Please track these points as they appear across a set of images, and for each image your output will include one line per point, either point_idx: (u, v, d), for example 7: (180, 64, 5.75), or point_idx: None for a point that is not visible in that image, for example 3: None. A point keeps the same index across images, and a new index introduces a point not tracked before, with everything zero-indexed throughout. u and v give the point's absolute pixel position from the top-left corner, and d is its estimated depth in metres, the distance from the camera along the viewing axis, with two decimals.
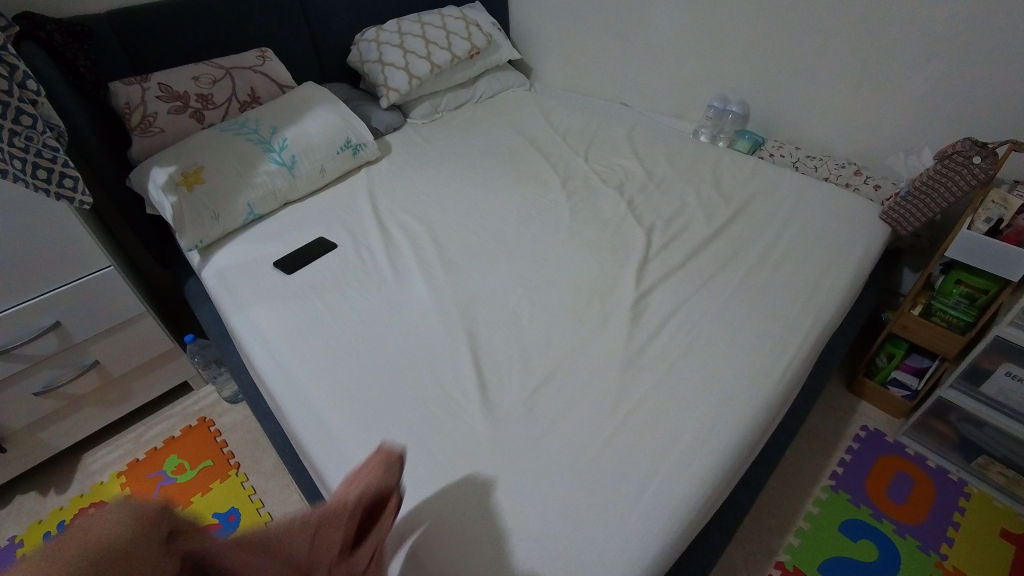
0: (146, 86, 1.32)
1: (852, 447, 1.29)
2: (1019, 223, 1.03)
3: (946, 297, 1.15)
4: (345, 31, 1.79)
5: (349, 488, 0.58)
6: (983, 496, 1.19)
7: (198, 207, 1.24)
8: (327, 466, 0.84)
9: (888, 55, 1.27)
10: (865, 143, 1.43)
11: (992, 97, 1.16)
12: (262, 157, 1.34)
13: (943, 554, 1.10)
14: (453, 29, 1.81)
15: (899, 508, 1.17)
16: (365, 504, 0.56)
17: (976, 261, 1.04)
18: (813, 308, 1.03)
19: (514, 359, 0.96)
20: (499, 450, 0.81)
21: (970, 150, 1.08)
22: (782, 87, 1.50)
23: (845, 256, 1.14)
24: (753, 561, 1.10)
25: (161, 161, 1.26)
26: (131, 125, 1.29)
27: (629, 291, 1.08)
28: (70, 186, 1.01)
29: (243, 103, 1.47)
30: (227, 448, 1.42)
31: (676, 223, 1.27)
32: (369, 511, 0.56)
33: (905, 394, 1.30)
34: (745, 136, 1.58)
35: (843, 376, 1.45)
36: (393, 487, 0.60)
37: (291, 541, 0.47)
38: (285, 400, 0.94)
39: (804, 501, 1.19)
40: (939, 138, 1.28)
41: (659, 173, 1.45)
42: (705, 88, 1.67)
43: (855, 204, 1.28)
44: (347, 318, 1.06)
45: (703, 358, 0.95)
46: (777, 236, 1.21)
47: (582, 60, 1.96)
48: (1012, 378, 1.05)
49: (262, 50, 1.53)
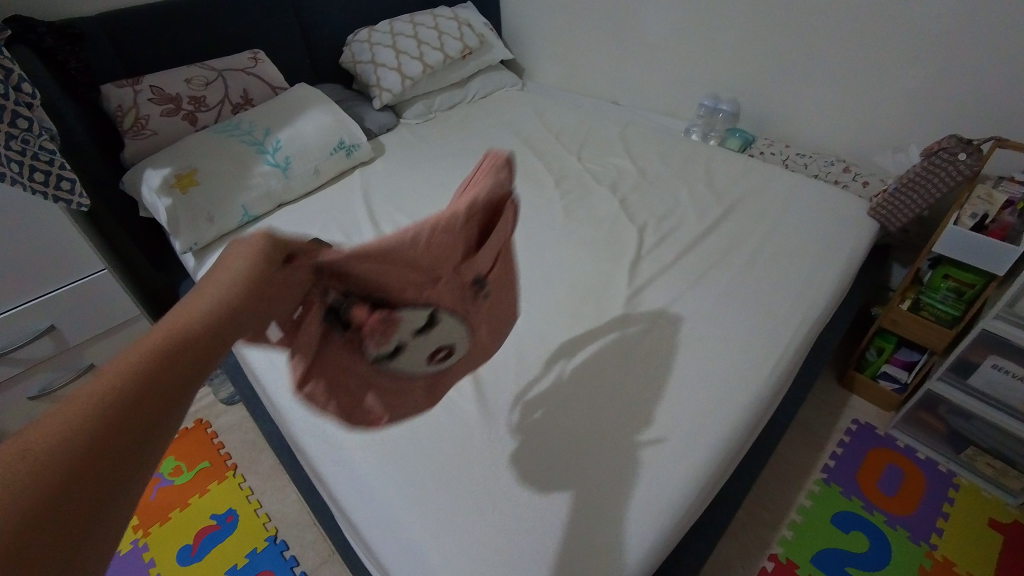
0: (139, 89, 1.31)
1: (844, 441, 1.31)
2: (1004, 219, 1.05)
3: (934, 292, 1.17)
4: (337, 32, 1.79)
5: (467, 194, 0.65)
6: (971, 486, 1.21)
7: (193, 209, 1.24)
8: (326, 466, 0.85)
9: (876, 53, 1.28)
10: (855, 141, 1.44)
11: (976, 94, 1.18)
12: (256, 158, 1.34)
13: (933, 544, 1.12)
14: (445, 29, 1.82)
15: (890, 499, 1.19)
16: (477, 211, 0.63)
17: (962, 255, 1.06)
18: (804, 304, 1.05)
19: (509, 358, 0.97)
20: (495, 447, 0.82)
21: (955, 147, 1.10)
22: (772, 85, 1.52)
23: (835, 252, 1.16)
24: (747, 553, 1.12)
25: (154, 164, 1.27)
26: (123, 128, 1.29)
27: (623, 289, 1.09)
28: (68, 189, 1.02)
29: (236, 105, 1.46)
30: (224, 450, 1.42)
31: (668, 221, 1.28)
32: (472, 219, 0.63)
33: (895, 387, 1.31)
34: (736, 134, 1.59)
35: (834, 370, 1.47)
36: (503, 188, 0.65)
37: (409, 254, 0.57)
38: (282, 402, 0.94)
39: (797, 494, 1.21)
40: (926, 135, 1.30)
41: (652, 171, 1.47)
42: (696, 86, 1.69)
43: (844, 201, 1.30)
44: None
45: (696, 354, 0.96)
46: (768, 233, 1.22)
47: (575, 60, 1.97)
48: (999, 370, 1.06)
49: (254, 51, 1.53)
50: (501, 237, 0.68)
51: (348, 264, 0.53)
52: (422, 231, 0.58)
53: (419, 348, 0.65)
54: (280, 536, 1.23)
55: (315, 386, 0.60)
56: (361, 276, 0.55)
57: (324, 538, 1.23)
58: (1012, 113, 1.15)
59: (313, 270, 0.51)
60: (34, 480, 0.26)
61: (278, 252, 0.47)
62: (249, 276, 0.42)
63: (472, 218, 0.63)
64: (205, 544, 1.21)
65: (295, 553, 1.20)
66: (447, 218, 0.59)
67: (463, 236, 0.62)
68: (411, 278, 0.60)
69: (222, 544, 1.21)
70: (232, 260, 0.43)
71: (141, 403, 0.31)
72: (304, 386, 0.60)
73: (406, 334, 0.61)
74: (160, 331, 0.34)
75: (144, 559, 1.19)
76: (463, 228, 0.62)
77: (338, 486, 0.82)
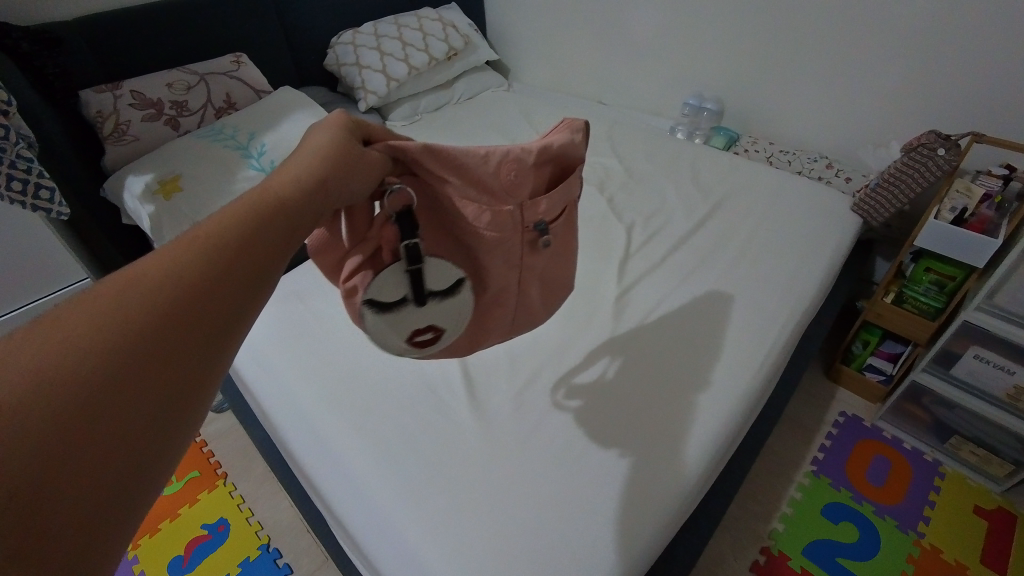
0: (119, 94, 1.29)
1: (832, 433, 1.33)
2: (982, 212, 1.07)
3: (917, 285, 1.19)
4: (321, 34, 1.78)
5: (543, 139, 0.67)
6: (957, 475, 1.23)
7: (176, 215, 1.22)
8: (318, 472, 0.84)
9: (855, 51, 1.31)
10: (837, 137, 1.47)
11: (953, 90, 1.21)
12: (241, 163, 1.31)
13: (920, 533, 1.14)
14: (430, 31, 1.81)
15: (877, 489, 1.21)
16: (549, 155, 0.65)
17: (943, 248, 1.08)
18: (790, 299, 1.06)
19: (501, 359, 0.98)
20: (488, 448, 0.82)
21: (934, 142, 1.13)
22: (755, 83, 1.53)
23: (819, 247, 1.18)
24: (740, 546, 1.13)
25: (137, 170, 1.26)
26: (103, 134, 1.26)
27: (612, 288, 1.10)
28: (47, 197, 1.00)
29: (220, 109, 1.44)
30: (213, 458, 1.40)
31: (656, 219, 1.29)
32: (540, 162, 0.64)
33: (881, 379, 1.34)
34: (721, 132, 1.61)
35: (821, 364, 1.49)
36: (576, 143, 0.67)
37: (480, 170, 0.59)
38: (272, 409, 0.93)
39: (788, 487, 1.23)
40: (905, 131, 1.33)
41: (639, 170, 1.48)
42: (681, 85, 1.70)
43: (827, 196, 1.32)
44: (331, 323, 1.06)
45: (685, 351, 0.97)
46: (754, 229, 1.24)
47: (560, 60, 1.98)
48: (981, 361, 1.09)
49: (237, 55, 1.51)
50: (570, 190, 0.69)
51: (424, 159, 0.54)
52: (495, 154, 0.60)
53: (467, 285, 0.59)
54: (273, 544, 1.22)
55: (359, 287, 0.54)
56: (435, 178, 0.57)
57: (318, 544, 1.22)
58: (988, 108, 1.18)
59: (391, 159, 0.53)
60: (169, 283, 0.31)
61: (358, 134, 0.51)
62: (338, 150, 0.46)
63: (542, 164, 0.65)
64: (196, 555, 1.20)
65: (288, 561, 1.18)
66: (518, 150, 0.62)
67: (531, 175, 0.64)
68: (477, 200, 0.59)
69: (214, 554, 1.20)
70: (320, 135, 0.47)
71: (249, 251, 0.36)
72: (349, 281, 0.54)
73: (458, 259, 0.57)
74: (262, 193, 0.40)
75: (134, 571, 1.18)
76: (533, 165, 0.63)
77: (332, 492, 0.82)
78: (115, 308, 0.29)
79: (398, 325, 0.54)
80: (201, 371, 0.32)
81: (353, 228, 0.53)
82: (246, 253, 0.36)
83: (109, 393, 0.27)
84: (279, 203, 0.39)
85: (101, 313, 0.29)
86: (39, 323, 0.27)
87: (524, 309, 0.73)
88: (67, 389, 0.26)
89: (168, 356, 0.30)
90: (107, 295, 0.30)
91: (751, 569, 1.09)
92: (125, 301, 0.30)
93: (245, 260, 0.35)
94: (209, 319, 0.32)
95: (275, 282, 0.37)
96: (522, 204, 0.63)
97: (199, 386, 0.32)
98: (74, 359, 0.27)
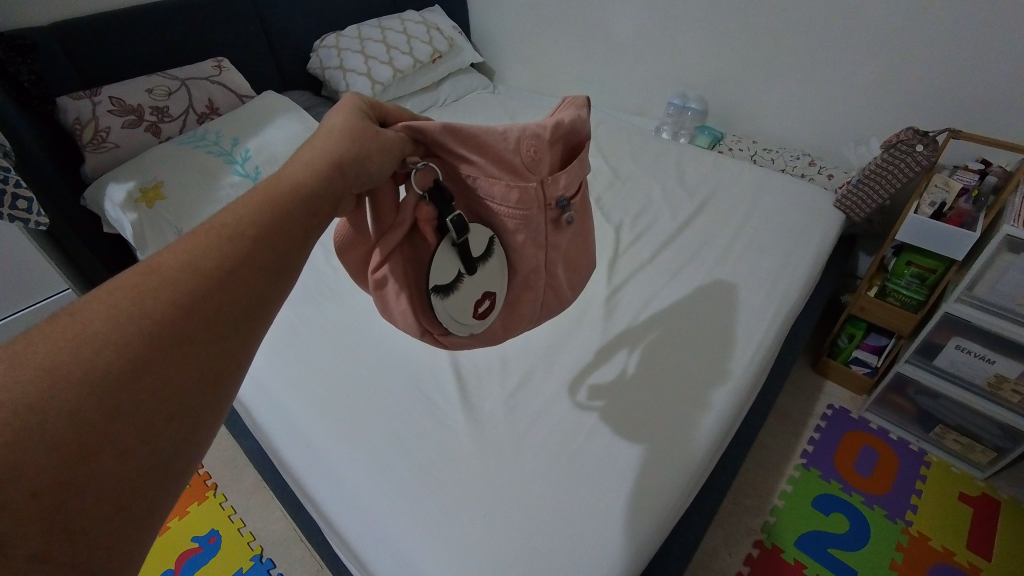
0: (97, 100, 1.26)
1: (821, 426, 1.35)
2: (960, 206, 1.10)
3: (899, 278, 1.21)
4: (304, 37, 1.76)
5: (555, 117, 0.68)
6: (941, 463, 1.26)
7: (159, 222, 1.20)
8: (312, 479, 0.83)
9: (833, 50, 1.34)
10: (817, 135, 1.49)
11: (929, 87, 1.24)
12: (224, 169, 1.29)
13: (908, 521, 1.16)
14: (414, 33, 1.81)
15: (865, 480, 1.23)
16: (563, 131, 0.65)
17: (924, 242, 1.10)
18: (776, 295, 1.08)
19: (493, 361, 0.98)
20: (482, 449, 0.82)
21: (912, 139, 1.14)
22: (737, 83, 1.55)
23: (804, 243, 1.20)
24: (733, 541, 1.14)
25: (118, 178, 1.23)
26: (82, 141, 1.24)
27: (601, 288, 1.11)
28: (25, 208, 0.98)
29: (201, 115, 1.42)
30: (202, 469, 1.38)
31: (643, 218, 1.30)
32: (556, 140, 0.65)
33: (867, 371, 1.36)
34: (705, 132, 1.63)
35: (808, 357, 1.51)
36: (585, 118, 0.69)
37: (500, 146, 0.58)
38: (263, 417, 0.92)
39: (778, 480, 1.24)
40: (884, 128, 1.36)
41: (625, 170, 1.49)
42: (664, 86, 1.72)
43: (810, 193, 1.34)
44: (321, 329, 1.05)
45: (674, 348, 0.98)
46: (740, 226, 1.25)
47: (544, 62, 1.99)
48: (962, 351, 1.11)
49: (218, 59, 1.49)
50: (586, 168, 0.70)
51: (443, 139, 0.54)
52: (513, 131, 0.60)
53: (487, 269, 0.59)
54: (266, 554, 1.20)
55: (388, 276, 0.56)
56: (456, 158, 0.57)
57: (311, 553, 1.20)
58: (963, 104, 1.21)
59: (412, 140, 0.54)
60: (183, 275, 0.34)
61: (372, 116, 0.52)
62: (351, 131, 0.47)
63: (556, 142, 0.66)
64: (187, 568, 1.18)
65: (281, 571, 1.17)
66: (534, 126, 0.62)
67: (548, 151, 0.64)
68: (501, 177, 0.59)
69: (205, 566, 1.18)
70: (334, 119, 0.48)
71: (259, 241, 0.38)
72: (379, 271, 0.56)
73: (478, 242, 0.57)
74: (273, 187, 0.42)
75: None
76: (549, 141, 0.63)
77: (326, 500, 0.81)
78: (142, 298, 0.32)
79: (448, 305, 0.56)
80: (224, 355, 0.34)
81: (379, 214, 0.53)
82: (259, 250, 0.37)
83: (124, 392, 0.30)
84: (290, 192, 0.41)
85: (132, 304, 0.32)
86: (73, 317, 0.31)
87: (549, 292, 0.72)
88: (84, 390, 0.28)
89: (180, 354, 0.32)
90: (128, 291, 0.32)
91: (745, 563, 1.10)
92: (143, 302, 0.32)
93: (258, 258, 0.37)
94: (231, 303, 0.35)
95: (294, 267, 0.40)
96: (544, 180, 0.62)
97: (218, 382, 0.34)
98: (99, 350, 0.30)
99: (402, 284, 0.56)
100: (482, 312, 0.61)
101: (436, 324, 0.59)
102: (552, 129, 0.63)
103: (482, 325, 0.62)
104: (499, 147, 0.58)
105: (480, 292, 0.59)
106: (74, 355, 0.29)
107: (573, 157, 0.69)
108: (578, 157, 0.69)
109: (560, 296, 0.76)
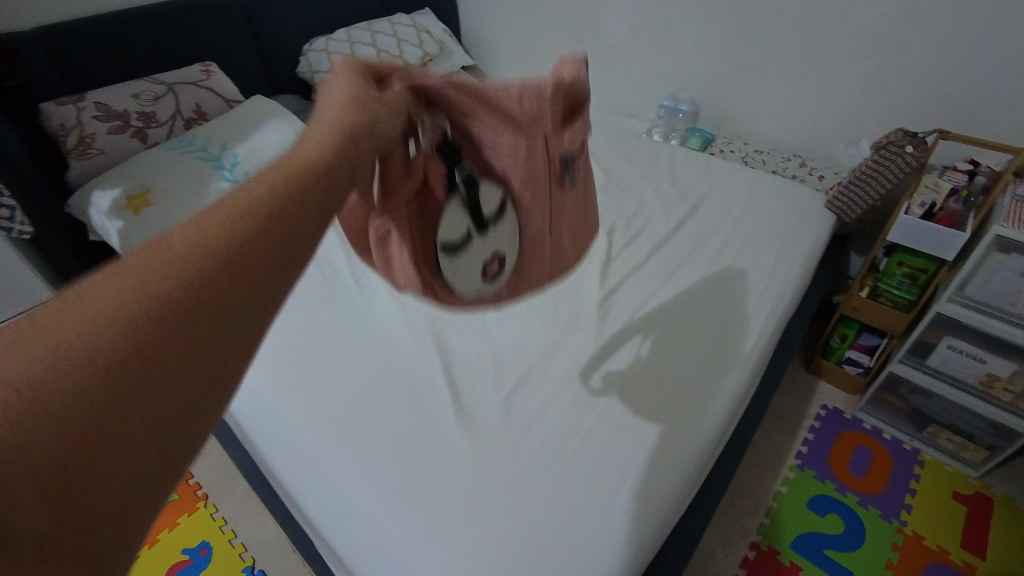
0: (83, 106, 1.24)
1: (815, 426, 1.35)
2: (950, 206, 1.10)
3: (891, 278, 1.22)
4: (293, 41, 1.75)
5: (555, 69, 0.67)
6: (935, 462, 1.27)
7: (146, 230, 1.18)
8: (305, 490, 0.83)
9: (823, 51, 1.34)
10: (808, 136, 1.50)
11: (917, 87, 1.25)
12: (213, 175, 1.28)
13: (903, 520, 1.16)
14: (404, 36, 1.80)
15: (860, 480, 1.24)
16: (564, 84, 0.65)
17: (915, 242, 1.11)
18: (770, 296, 1.08)
19: (486, 366, 0.97)
20: (476, 454, 0.81)
21: (902, 140, 1.15)
22: (728, 84, 1.56)
23: (796, 244, 1.20)
24: (729, 542, 1.14)
25: (103, 185, 1.21)
26: (67, 148, 1.22)
27: (596, 291, 1.10)
28: (8, 216, 0.96)
29: (189, 120, 1.40)
30: (193, 479, 1.36)
31: (637, 221, 1.30)
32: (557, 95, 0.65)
33: (859, 371, 1.37)
34: (697, 133, 1.63)
35: (801, 358, 1.51)
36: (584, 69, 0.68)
37: (502, 102, 0.59)
38: (255, 427, 0.92)
39: (774, 481, 1.24)
40: (874, 129, 1.37)
41: (618, 172, 1.48)
42: (655, 88, 1.72)
43: (802, 194, 1.34)
44: (312, 335, 1.04)
45: (669, 351, 0.97)
46: (733, 228, 1.25)
47: (535, 64, 1.98)
48: (954, 351, 1.12)
49: (206, 64, 1.48)
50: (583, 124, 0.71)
51: (446, 100, 0.55)
52: (515, 85, 0.60)
53: (493, 231, 0.63)
54: (258, 566, 1.18)
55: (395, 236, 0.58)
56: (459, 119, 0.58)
57: (305, 563, 1.19)
58: (950, 104, 1.22)
59: (415, 97, 0.54)
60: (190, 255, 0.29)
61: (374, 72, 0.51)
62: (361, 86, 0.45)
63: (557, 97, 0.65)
64: None
65: None
66: (535, 79, 0.62)
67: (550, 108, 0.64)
68: (504, 137, 0.60)
69: None
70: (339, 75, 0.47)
71: (278, 216, 0.32)
72: (384, 230, 0.58)
73: (490, 206, 0.61)
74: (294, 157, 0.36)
75: None
76: (551, 97, 0.63)
77: (321, 513, 0.80)
78: (141, 280, 0.27)
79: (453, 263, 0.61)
80: (233, 352, 0.29)
81: (387, 177, 0.54)
82: (277, 226, 0.32)
83: (120, 395, 0.25)
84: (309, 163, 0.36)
85: (129, 287, 0.27)
86: (64, 302, 0.26)
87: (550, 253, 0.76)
88: (75, 389, 0.24)
89: (185, 349, 0.27)
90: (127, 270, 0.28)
91: (742, 564, 1.10)
92: (147, 283, 0.27)
93: (274, 236, 0.32)
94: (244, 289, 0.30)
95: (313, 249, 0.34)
96: (544, 140, 0.64)
97: (227, 380, 0.29)
98: (90, 340, 0.25)
99: (408, 247, 0.59)
100: (488, 271, 0.66)
101: (441, 280, 0.63)
102: (554, 84, 0.63)
103: (487, 285, 0.67)
104: (504, 104, 0.59)
105: (484, 253, 0.64)
106: (71, 340, 0.25)
107: (572, 110, 0.69)
108: (576, 110, 0.69)
109: (562, 258, 0.79)
